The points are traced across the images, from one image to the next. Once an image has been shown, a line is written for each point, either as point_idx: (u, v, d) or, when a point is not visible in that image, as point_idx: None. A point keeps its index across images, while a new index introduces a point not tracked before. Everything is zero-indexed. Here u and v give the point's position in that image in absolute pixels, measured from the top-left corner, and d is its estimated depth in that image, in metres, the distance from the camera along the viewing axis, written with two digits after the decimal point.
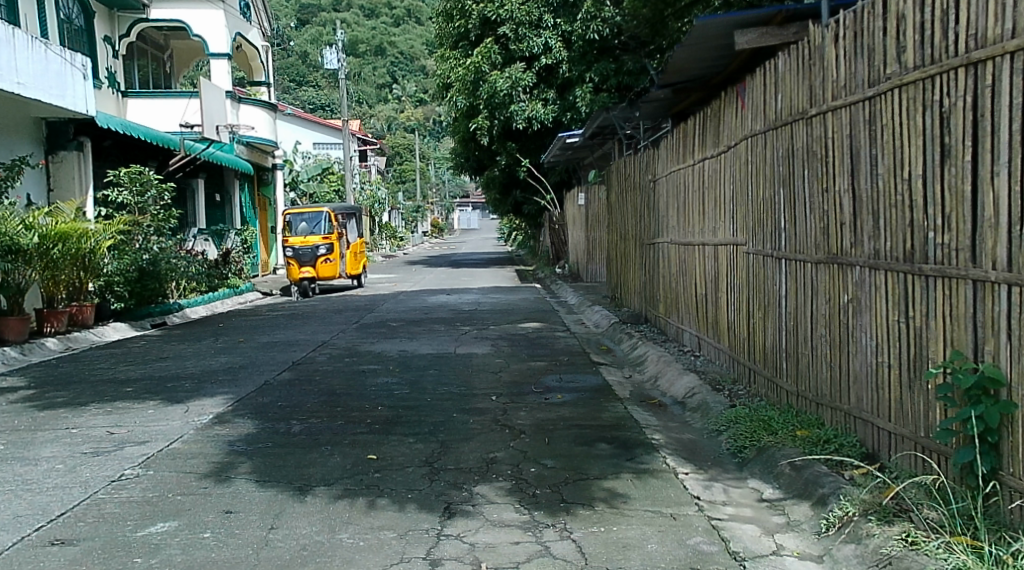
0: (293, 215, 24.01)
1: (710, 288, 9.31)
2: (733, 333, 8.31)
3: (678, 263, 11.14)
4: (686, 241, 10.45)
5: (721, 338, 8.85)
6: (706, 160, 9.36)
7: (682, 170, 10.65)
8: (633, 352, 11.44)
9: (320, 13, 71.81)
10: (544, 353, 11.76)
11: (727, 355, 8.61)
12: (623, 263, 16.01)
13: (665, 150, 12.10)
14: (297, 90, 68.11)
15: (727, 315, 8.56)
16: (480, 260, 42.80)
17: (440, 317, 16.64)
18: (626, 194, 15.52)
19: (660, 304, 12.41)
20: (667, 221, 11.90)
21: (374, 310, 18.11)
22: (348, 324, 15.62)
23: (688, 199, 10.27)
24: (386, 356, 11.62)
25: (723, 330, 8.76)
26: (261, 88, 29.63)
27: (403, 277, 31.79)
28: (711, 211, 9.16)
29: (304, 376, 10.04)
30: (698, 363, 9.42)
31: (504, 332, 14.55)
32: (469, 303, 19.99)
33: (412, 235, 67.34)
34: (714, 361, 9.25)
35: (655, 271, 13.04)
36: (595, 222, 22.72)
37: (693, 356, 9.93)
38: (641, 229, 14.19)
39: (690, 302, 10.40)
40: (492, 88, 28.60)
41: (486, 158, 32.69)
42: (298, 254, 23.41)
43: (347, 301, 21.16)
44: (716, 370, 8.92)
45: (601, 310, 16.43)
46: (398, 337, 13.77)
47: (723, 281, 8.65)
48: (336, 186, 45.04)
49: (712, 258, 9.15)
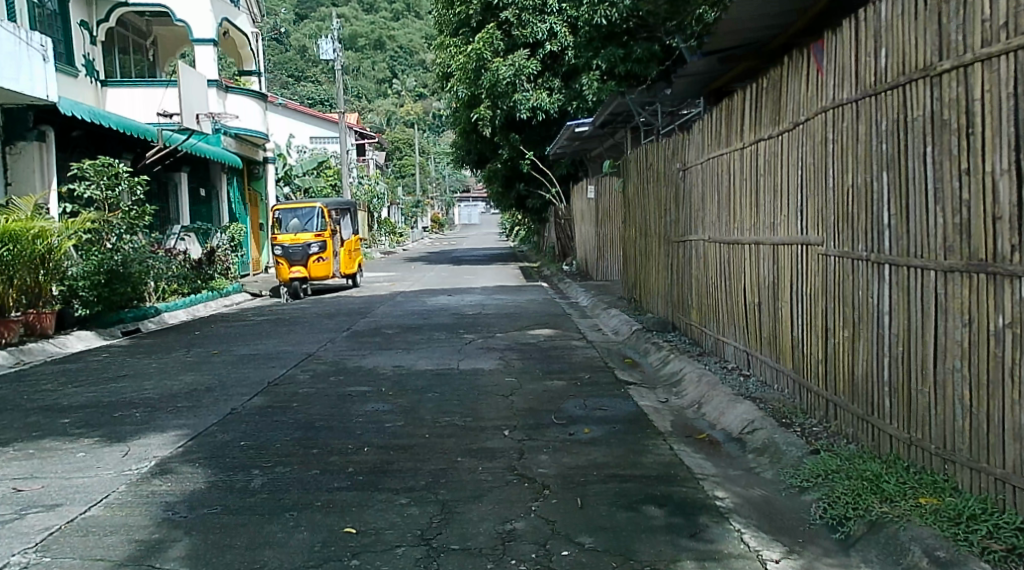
0: (283, 210, 22.37)
1: (766, 295, 7.81)
2: (801, 354, 6.82)
3: (716, 265, 9.63)
4: (728, 239, 8.97)
5: (782, 357, 7.37)
6: (757, 141, 7.90)
7: (722, 155, 9.15)
8: (666, 368, 9.92)
9: (318, 8, 70.55)
10: (562, 369, 10.21)
11: (793, 380, 7.09)
12: (643, 262, 14.47)
13: (697, 133, 10.58)
14: (295, 85, 66.62)
15: (792, 329, 7.03)
16: (481, 257, 41.22)
17: (441, 323, 15.10)
18: (647, 185, 14.00)
19: (693, 310, 10.90)
20: (702, 215, 10.39)
21: (368, 315, 16.52)
22: (339, 331, 14.06)
23: (732, 188, 8.78)
24: (380, 373, 10.04)
25: (787, 349, 7.23)
26: (252, 78, 28.04)
27: (402, 275, 30.26)
28: (767, 202, 7.65)
29: (279, 401, 8.44)
30: (750, 387, 7.90)
31: (512, 341, 12.99)
32: (472, 306, 18.39)
33: (412, 231, 65.81)
34: (771, 384, 7.75)
35: (685, 272, 11.51)
36: (607, 218, 21.16)
37: (741, 377, 8.41)
38: (665, 224, 12.68)
39: (734, 310, 8.90)
40: (494, 77, 27.06)
41: (489, 150, 31.15)
42: (289, 252, 21.76)
43: (341, 303, 19.64)
44: (774, 397, 7.39)
45: (619, 315, 14.88)
46: (393, 348, 12.18)
47: (785, 287, 7.18)
48: (331, 182, 43.46)
49: (769, 260, 7.64)
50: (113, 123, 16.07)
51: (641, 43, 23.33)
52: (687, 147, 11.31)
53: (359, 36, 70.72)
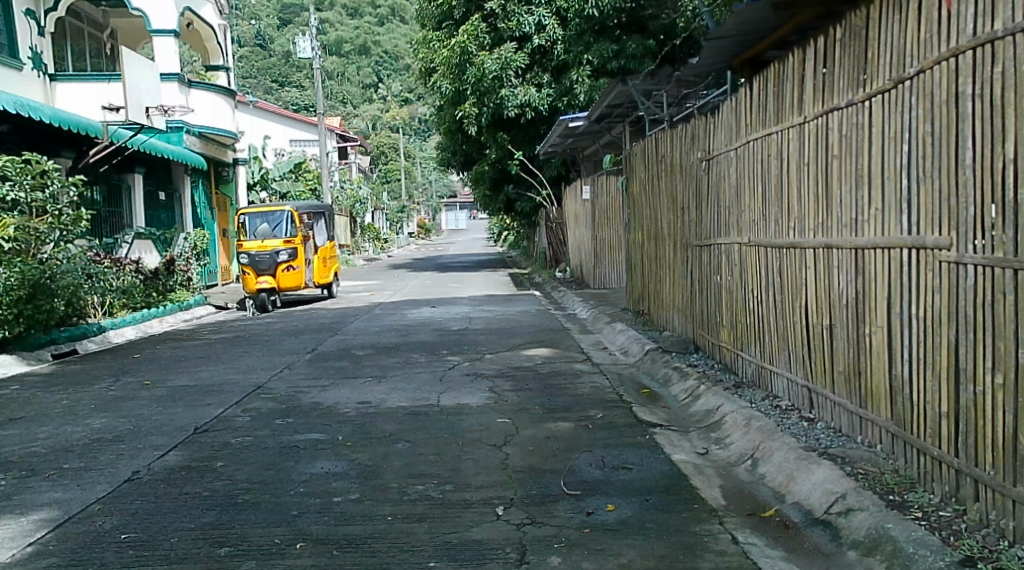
0: (250, 215, 20.33)
1: (840, 316, 6.04)
2: (907, 400, 5.09)
3: (757, 275, 7.83)
4: (777, 242, 7.18)
5: (869, 400, 5.62)
6: (824, 114, 6.14)
7: (770, 135, 7.35)
8: (697, 407, 8.07)
9: (301, 12, 68.75)
10: (568, 409, 8.28)
11: (889, 430, 5.35)
12: (653, 269, 12.57)
13: (727, 112, 8.77)
14: (278, 89, 64.84)
15: (892, 360, 5.29)
16: (468, 263, 39.31)
17: (421, 341, 13.16)
18: (658, 179, 12.10)
19: (725, 329, 9.09)
20: (735, 213, 8.58)
21: (340, 333, 14.51)
22: (303, 353, 12.09)
23: (784, 177, 7.01)
24: (342, 412, 8.04)
25: (879, 391, 5.47)
26: (220, 74, 26.02)
27: (384, 284, 28.31)
28: (846, 187, 5.89)
29: (200, 458, 6.43)
30: (819, 436, 6.15)
31: (504, 365, 11.05)
32: (458, 320, 16.44)
33: (398, 236, 63.94)
34: (850, 437, 5.97)
35: (710, 282, 9.66)
36: (605, 219, 19.29)
37: (802, 421, 6.62)
38: (682, 226, 10.81)
39: (786, 333, 7.10)
40: (480, 71, 24.87)
41: (476, 150, 29.33)
42: (256, 261, 19.76)
43: (312, 317, 17.69)
44: (858, 452, 5.63)
45: (628, 330, 12.97)
46: (364, 376, 10.17)
47: (874, 304, 5.47)
48: (310, 186, 41.45)
49: (847, 269, 5.86)
50: (46, 115, 13.98)
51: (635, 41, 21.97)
52: (711, 131, 9.45)
53: (344, 40, 69.10)
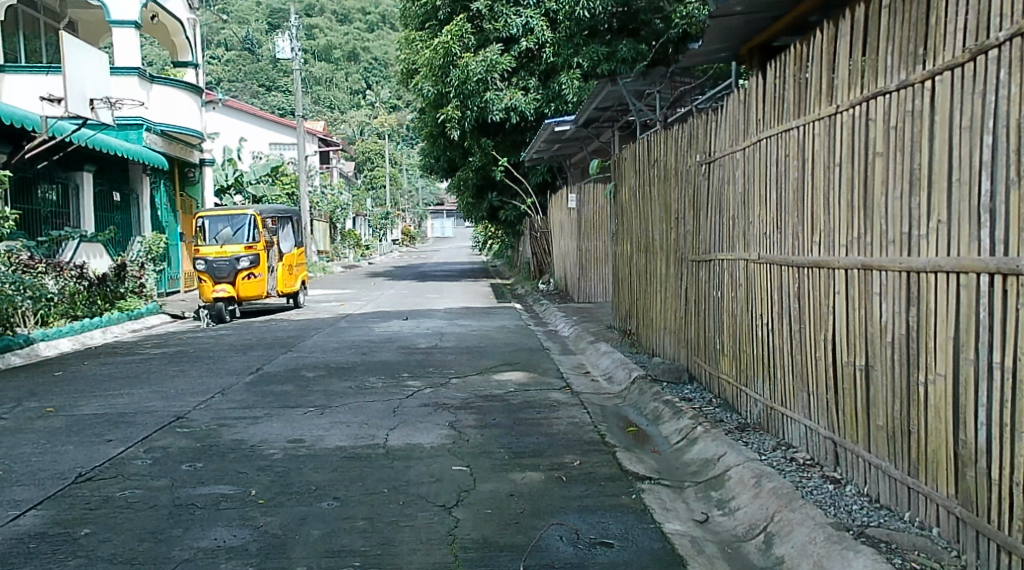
0: (208, 218, 18.91)
1: (882, 354, 4.91)
2: (983, 473, 4.08)
3: (767, 298, 6.66)
4: (796, 261, 6.04)
5: (921, 463, 4.54)
6: (868, 102, 5.02)
7: (788, 131, 6.18)
8: (692, 455, 6.80)
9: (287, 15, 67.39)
10: (539, 454, 6.96)
11: (948, 506, 4.33)
12: (642, 286, 11.29)
13: (730, 107, 7.57)
14: (262, 93, 63.42)
15: (956, 416, 4.26)
16: (450, 272, 37.82)
17: (381, 362, 11.82)
18: (649, 186, 10.83)
19: (725, 358, 7.89)
20: (740, 224, 7.38)
21: (294, 350, 13.09)
22: (245, 374, 10.72)
23: (807, 182, 5.89)
24: (266, 454, 6.69)
25: (931, 459, 4.45)
26: (187, 70, 24.63)
27: (357, 293, 26.97)
28: (895, 188, 4.79)
29: (66, 520, 5.09)
30: (847, 502, 5.09)
31: (471, 393, 9.70)
32: (428, 336, 15.04)
33: (381, 243, 62.35)
34: (883, 507, 4.89)
35: (707, 303, 8.42)
36: (592, 230, 17.95)
37: (820, 479, 5.52)
38: (675, 239, 9.57)
39: (806, 370, 5.95)
40: (463, 73, 23.57)
41: (459, 157, 27.99)
42: (213, 268, 18.34)
43: (272, 330, 16.31)
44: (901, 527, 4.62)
45: (613, 352, 11.63)
46: (306, 405, 8.78)
47: (933, 344, 4.43)
48: (286, 191, 40.02)
49: (892, 298, 4.77)
50: None
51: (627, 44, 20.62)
52: (712, 129, 8.25)
53: (333, 45, 67.73)
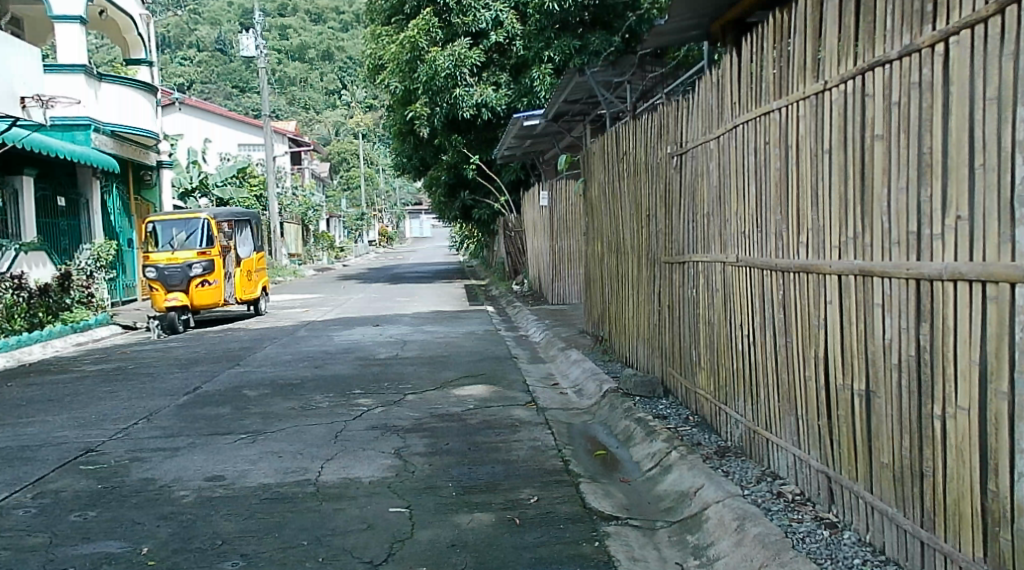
0: (158, 223, 18.07)
1: (886, 378, 4.09)
2: None
3: (747, 307, 5.84)
4: (779, 264, 5.22)
5: (939, 512, 3.79)
6: (862, 76, 4.20)
7: (768, 115, 5.35)
8: (666, 487, 5.97)
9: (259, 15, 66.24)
10: (492, 489, 6.11)
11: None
12: (615, 290, 10.43)
13: (702, 91, 6.74)
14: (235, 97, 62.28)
15: (991, 460, 3.51)
16: (424, 273, 36.84)
17: (332, 377, 10.93)
18: (619, 182, 9.98)
19: (702, 372, 7.05)
20: (715, 222, 6.55)
21: (241, 365, 12.17)
22: (180, 394, 9.81)
23: (789, 173, 5.07)
24: (175, 497, 5.82)
25: (952, 511, 3.71)
26: (140, 68, 23.79)
27: (325, 297, 26.03)
28: (896, 181, 3.98)
29: None
30: (848, 553, 4.31)
31: (425, 412, 8.84)
32: (390, 345, 14.14)
33: (356, 245, 61.29)
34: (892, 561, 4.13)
35: (682, 310, 7.58)
36: (564, 229, 17.11)
37: (813, 522, 4.73)
38: (647, 239, 8.73)
39: (793, 390, 5.14)
40: (431, 69, 22.58)
41: (430, 155, 27.01)
42: (164, 275, 17.42)
43: (224, 342, 15.39)
44: None
45: (583, 361, 10.77)
46: (238, 431, 7.89)
47: (952, 370, 3.68)
48: (254, 193, 39.03)
49: (896, 312, 3.97)
50: None
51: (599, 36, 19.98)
52: (683, 117, 7.41)
53: (308, 46, 66.56)
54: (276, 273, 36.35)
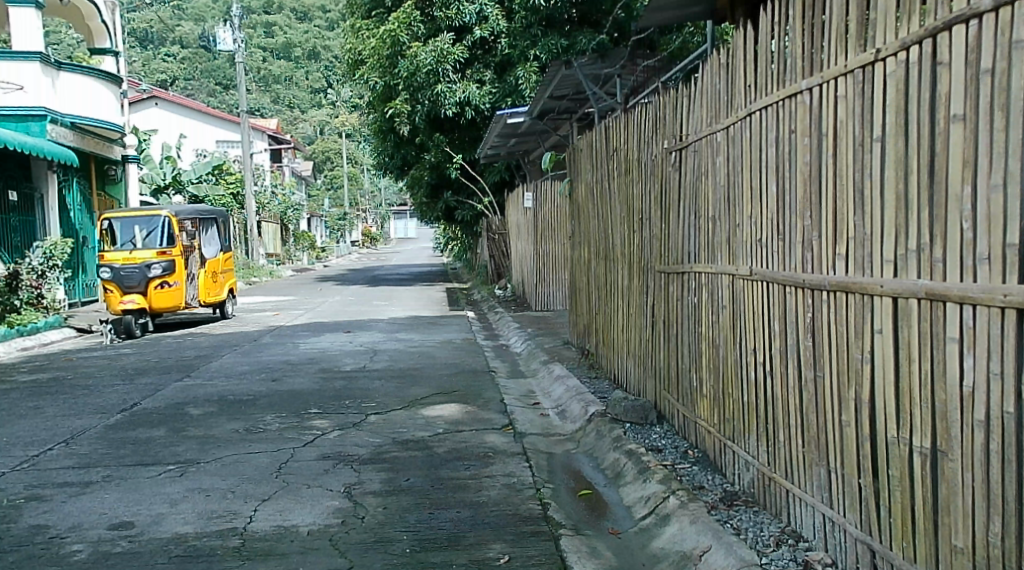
0: (117, 220, 16.91)
1: (967, 424, 3.35)
2: None
3: (762, 329, 4.87)
4: (806, 281, 4.26)
5: None
6: (934, 47, 3.41)
7: (795, 98, 4.34)
8: (663, 545, 5.00)
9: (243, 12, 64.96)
10: (455, 543, 5.10)
11: None
12: (603, 300, 9.40)
13: (707, 74, 5.77)
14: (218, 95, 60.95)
15: None
16: (404, 276, 35.69)
17: (288, 393, 9.93)
18: (608, 181, 8.98)
19: (703, 400, 6.07)
20: (721, 227, 5.58)
21: (190, 378, 11.14)
22: (112, 413, 8.83)
23: (822, 167, 4.11)
24: (65, 555, 4.85)
25: None
26: (106, 59, 22.74)
27: (299, 300, 24.97)
28: (980, 186, 3.28)
29: None
30: None
31: (387, 437, 7.82)
32: (358, 354, 13.08)
33: (338, 246, 60.06)
34: None
35: (679, 328, 6.61)
36: (549, 232, 16.06)
37: None
38: (640, 244, 7.75)
39: (822, 435, 4.19)
40: (412, 63, 21.44)
41: (411, 154, 25.90)
42: (121, 276, 16.40)
43: (180, 349, 14.35)
44: None
45: (567, 377, 9.71)
46: (166, 461, 6.91)
47: None
48: (230, 191, 37.92)
49: (983, 354, 3.28)
50: None
51: (587, 32, 19.18)
52: (683, 107, 6.42)
53: (293, 44, 65.29)
54: (251, 273, 35.20)
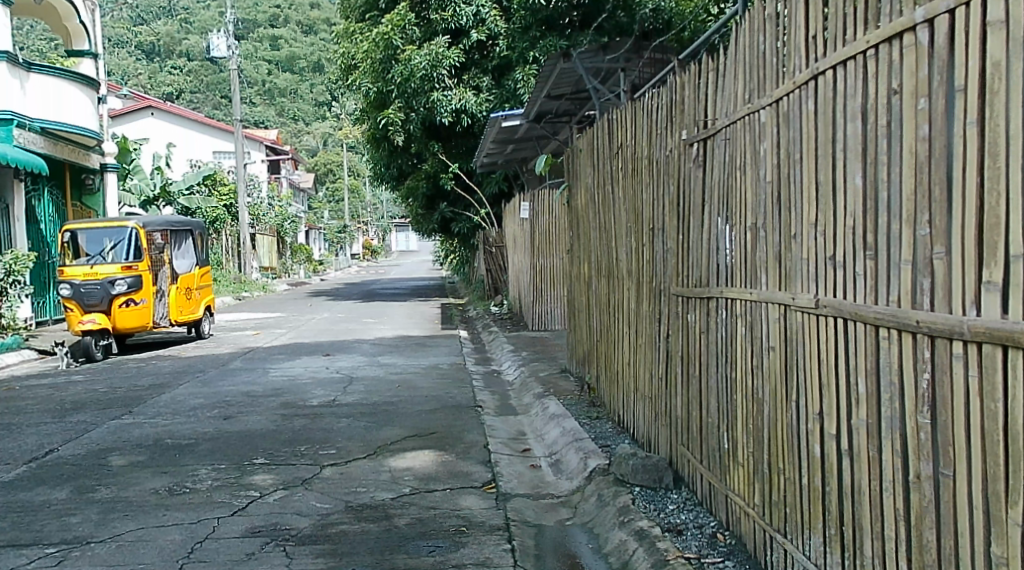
0: (80, 231, 15.48)
1: None
2: None
3: (837, 386, 3.57)
4: (925, 325, 3.04)
5: None
6: None
7: (910, 67, 3.08)
8: None
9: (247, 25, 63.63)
10: None
11: None
12: (606, 323, 7.87)
13: (746, 30, 4.25)
14: (218, 109, 59.54)
15: None
16: (400, 290, 34.08)
17: (234, 436, 8.42)
18: (612, 184, 7.44)
19: (738, 470, 4.56)
20: (770, 237, 4.10)
21: (130, 416, 9.65)
22: (15, 467, 7.37)
23: (961, 167, 2.91)
24: None
25: None
26: (83, 61, 21.16)
27: (287, 316, 23.51)
28: None
29: None
30: None
31: (338, 500, 6.30)
32: (331, 383, 11.54)
33: (337, 259, 58.62)
34: None
35: (703, 369, 5.12)
36: (548, 246, 14.48)
37: None
38: (651, 261, 6.24)
39: (947, 549, 3.01)
40: (406, 69, 19.88)
41: (406, 164, 24.33)
42: (82, 293, 14.93)
43: (135, 377, 12.90)
44: None
45: (563, 417, 8.16)
46: (47, 544, 5.46)
47: None
48: (224, 203, 36.50)
49: None
50: None
51: (589, 32, 17.58)
52: (708, 84, 4.90)
53: (297, 56, 63.86)
54: (242, 287, 33.64)
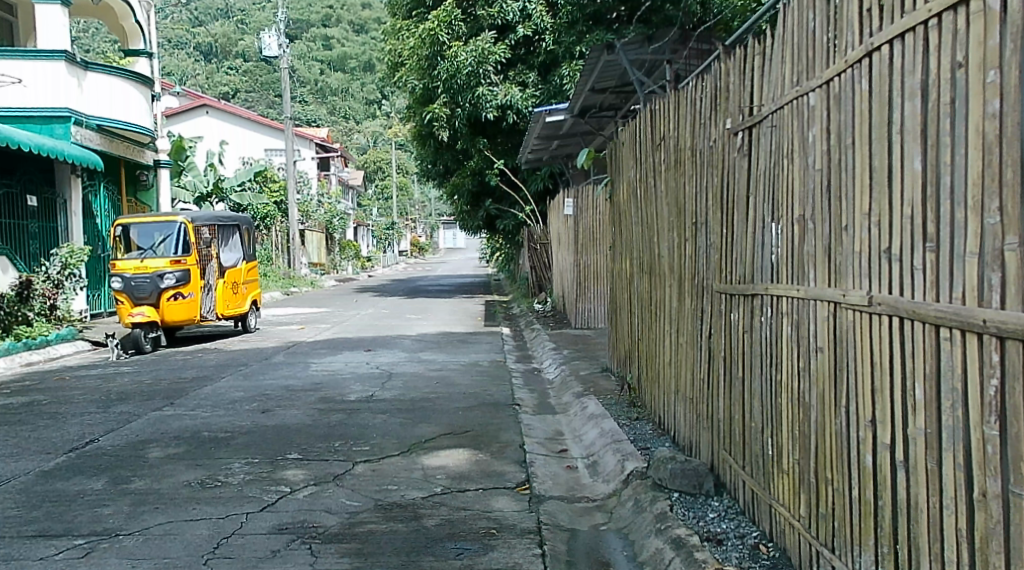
0: (131, 225, 15.55)
1: None
2: None
3: (892, 389, 3.31)
4: (994, 323, 2.79)
5: None
6: None
7: (978, 39, 2.83)
8: None
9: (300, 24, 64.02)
10: None
11: None
12: (647, 322, 7.63)
13: (795, 9, 3.99)
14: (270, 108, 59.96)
15: None
16: (446, 287, 34.04)
17: (271, 430, 8.31)
18: (654, 177, 7.21)
19: (783, 479, 4.31)
20: (819, 230, 3.84)
21: (171, 407, 9.60)
22: (53, 457, 7.32)
23: None
24: None
25: None
26: (139, 60, 21.26)
27: (333, 312, 23.51)
28: None
29: None
30: None
31: (369, 498, 6.14)
32: (371, 379, 11.41)
33: (385, 256, 58.79)
34: None
35: (746, 370, 4.86)
36: (591, 243, 14.24)
37: None
38: (694, 256, 5.99)
39: None
40: (452, 65, 19.75)
41: (451, 161, 24.18)
42: (132, 287, 15.01)
43: (179, 369, 12.90)
44: None
45: (602, 417, 7.93)
46: (76, 535, 5.36)
47: None
48: (274, 200, 36.71)
49: None
50: None
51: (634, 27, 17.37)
52: (755, 68, 4.65)
53: (349, 55, 64.14)
54: (291, 283, 33.80)
